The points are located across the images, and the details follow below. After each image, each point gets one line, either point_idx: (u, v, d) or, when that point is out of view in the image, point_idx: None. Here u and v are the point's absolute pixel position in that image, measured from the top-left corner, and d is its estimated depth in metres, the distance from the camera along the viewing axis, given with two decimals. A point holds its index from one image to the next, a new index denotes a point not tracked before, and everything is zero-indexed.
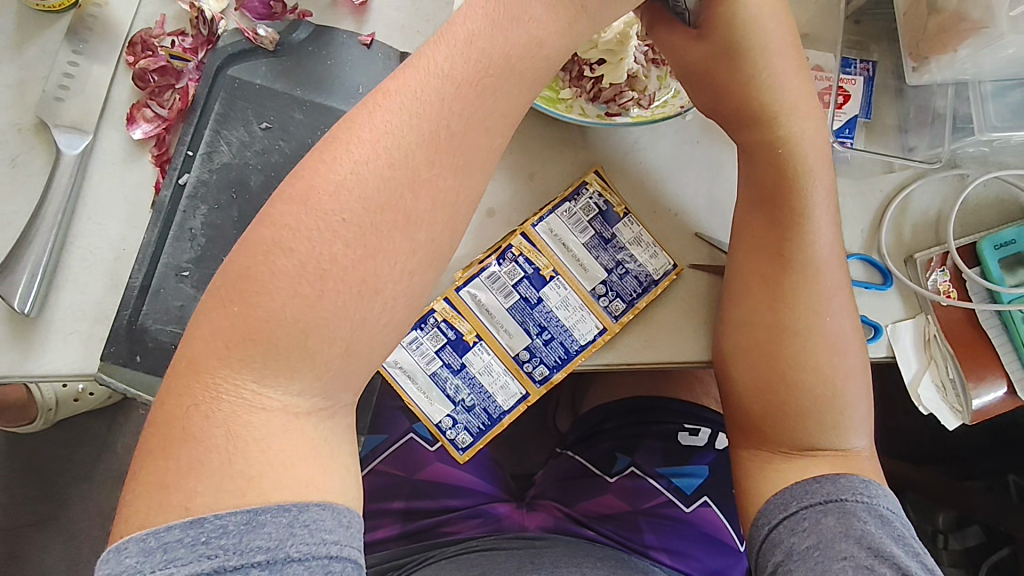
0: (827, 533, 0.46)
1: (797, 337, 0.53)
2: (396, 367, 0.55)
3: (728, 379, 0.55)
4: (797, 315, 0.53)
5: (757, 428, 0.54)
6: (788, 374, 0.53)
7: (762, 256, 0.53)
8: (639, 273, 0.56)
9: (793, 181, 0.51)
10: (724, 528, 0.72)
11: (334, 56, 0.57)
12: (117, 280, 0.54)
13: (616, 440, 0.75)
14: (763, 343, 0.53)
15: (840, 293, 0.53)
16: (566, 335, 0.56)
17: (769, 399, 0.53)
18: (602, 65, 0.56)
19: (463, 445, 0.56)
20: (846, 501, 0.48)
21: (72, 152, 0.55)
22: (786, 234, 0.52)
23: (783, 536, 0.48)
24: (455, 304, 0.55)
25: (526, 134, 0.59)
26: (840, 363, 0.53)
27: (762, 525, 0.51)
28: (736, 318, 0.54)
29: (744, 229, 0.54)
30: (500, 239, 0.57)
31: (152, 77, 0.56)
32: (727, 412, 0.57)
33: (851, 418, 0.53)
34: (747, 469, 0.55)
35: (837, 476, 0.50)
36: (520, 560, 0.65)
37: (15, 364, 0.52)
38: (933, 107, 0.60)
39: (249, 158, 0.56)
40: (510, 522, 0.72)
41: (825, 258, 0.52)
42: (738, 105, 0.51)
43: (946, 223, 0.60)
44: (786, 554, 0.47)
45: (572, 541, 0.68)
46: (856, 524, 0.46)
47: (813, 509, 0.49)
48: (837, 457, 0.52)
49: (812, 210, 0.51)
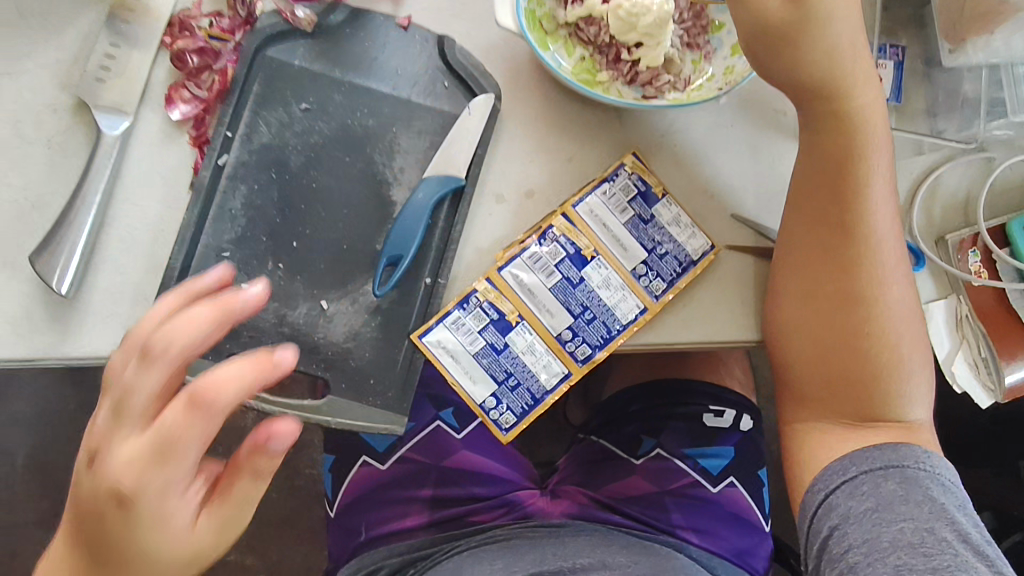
0: (888, 496, 0.51)
1: (862, 312, 0.53)
2: (439, 346, 0.54)
3: (786, 354, 0.55)
4: (864, 290, 0.53)
5: (816, 400, 0.56)
6: (855, 347, 0.54)
7: (821, 229, 0.53)
8: (677, 253, 0.57)
9: (859, 155, 0.52)
10: (750, 508, 0.78)
11: (372, 39, 0.57)
12: (157, 261, 0.54)
13: (642, 423, 0.80)
14: (827, 318, 0.54)
15: (900, 266, 0.54)
16: (608, 315, 0.56)
17: (834, 372, 0.54)
18: (640, 48, 0.57)
19: (507, 425, 0.55)
20: (909, 468, 0.52)
21: (113, 133, 0.54)
22: (855, 208, 0.52)
23: (840, 500, 0.53)
24: (497, 284, 0.55)
25: (561, 115, 0.59)
26: (903, 335, 0.54)
27: (818, 489, 0.54)
28: (794, 292, 0.54)
29: (804, 201, 0.53)
30: (540, 219, 0.57)
31: (190, 58, 0.55)
32: (782, 386, 0.58)
33: (910, 390, 0.55)
34: (803, 442, 0.57)
35: (900, 445, 0.53)
36: (543, 553, 0.70)
37: (54, 344, 0.53)
38: (962, 92, 0.61)
39: (290, 139, 0.55)
40: (535, 509, 0.78)
41: (889, 231, 0.53)
42: (805, 76, 0.50)
43: (975, 204, 0.61)
44: (844, 516, 0.52)
45: (593, 531, 0.73)
46: (918, 490, 0.51)
47: (872, 474, 0.52)
48: (900, 428, 0.55)
49: (873, 183, 0.52)
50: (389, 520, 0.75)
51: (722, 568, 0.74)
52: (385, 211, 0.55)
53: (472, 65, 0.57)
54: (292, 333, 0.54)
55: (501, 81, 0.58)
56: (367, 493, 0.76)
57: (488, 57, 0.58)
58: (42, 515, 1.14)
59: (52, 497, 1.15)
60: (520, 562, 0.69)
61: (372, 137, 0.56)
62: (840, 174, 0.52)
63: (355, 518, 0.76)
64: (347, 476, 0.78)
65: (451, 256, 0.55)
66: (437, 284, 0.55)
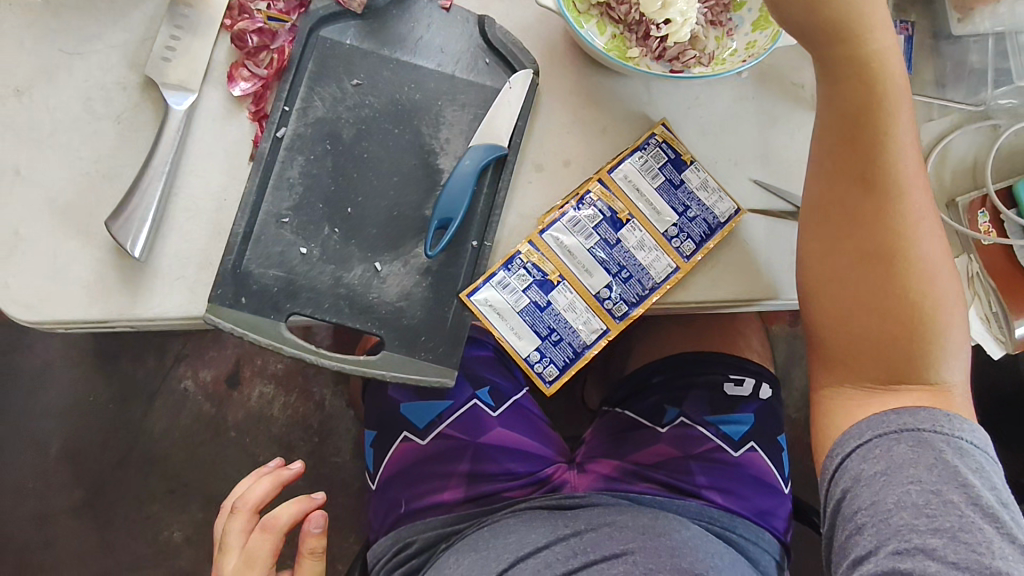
0: (898, 460, 0.53)
1: (890, 270, 0.55)
2: (487, 305, 0.58)
3: (811, 311, 0.58)
4: (891, 247, 0.54)
5: (842, 361, 0.58)
6: (885, 305, 0.55)
7: (844, 184, 0.55)
8: (706, 216, 0.61)
9: (880, 111, 0.53)
10: (770, 471, 0.80)
11: (417, 19, 0.61)
12: (221, 228, 0.58)
13: (665, 393, 0.84)
14: (854, 276, 0.56)
15: (931, 223, 0.55)
16: (643, 273, 0.60)
17: (859, 328, 0.56)
18: (667, 26, 0.60)
19: (550, 378, 0.59)
20: (924, 432, 0.53)
21: (180, 108, 0.58)
22: (876, 163, 0.53)
23: (853, 462, 0.55)
24: (539, 246, 0.59)
25: (594, 89, 0.63)
26: (933, 295, 0.55)
27: (835, 453, 0.57)
28: (816, 248, 0.57)
29: (827, 155, 0.55)
30: (578, 186, 0.61)
31: (250, 38, 0.59)
32: (812, 345, 0.60)
33: (947, 351, 0.55)
34: (829, 403, 0.59)
35: (918, 408, 0.54)
36: (555, 523, 0.73)
37: (126, 307, 0.56)
38: (969, 63, 0.65)
39: (343, 113, 0.59)
40: (564, 484, 0.81)
41: (915, 188, 0.54)
42: (820, 17, 0.50)
43: (983, 167, 0.65)
44: (855, 479, 0.54)
45: (613, 502, 0.76)
46: (930, 453, 0.52)
47: (885, 437, 0.54)
48: (928, 393, 0.55)
49: (897, 137, 0.53)
50: (427, 494, 0.78)
51: (745, 526, 0.77)
52: (434, 178, 0.59)
53: (511, 43, 0.61)
54: (349, 294, 0.58)
55: (538, 57, 0.62)
56: (407, 467, 0.79)
57: (525, 35, 0.62)
58: (72, 503, 1.16)
59: (81, 486, 1.17)
60: (531, 535, 0.71)
61: (419, 109, 0.60)
62: (858, 134, 0.54)
63: (397, 491, 0.79)
64: (389, 450, 0.80)
65: (495, 221, 0.59)
66: (483, 247, 0.59)
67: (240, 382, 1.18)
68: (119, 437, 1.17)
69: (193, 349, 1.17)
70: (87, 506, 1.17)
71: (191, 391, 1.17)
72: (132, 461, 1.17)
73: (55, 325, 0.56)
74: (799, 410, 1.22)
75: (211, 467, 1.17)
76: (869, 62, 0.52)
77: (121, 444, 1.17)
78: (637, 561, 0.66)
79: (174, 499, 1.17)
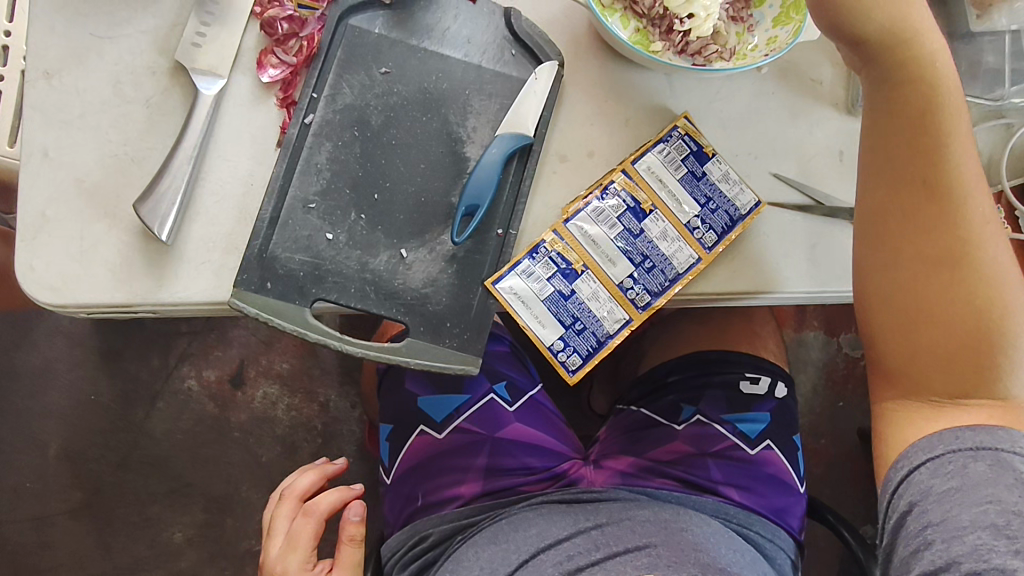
0: (974, 477, 0.52)
1: (953, 283, 0.54)
2: (512, 293, 0.59)
3: (870, 323, 0.57)
4: (955, 258, 0.53)
5: (900, 376, 0.57)
6: (950, 318, 0.54)
7: (900, 192, 0.54)
8: (728, 209, 0.61)
9: (936, 116, 0.53)
10: (787, 469, 0.81)
11: (443, 8, 0.61)
12: (246, 213, 0.58)
13: (680, 393, 0.84)
14: (918, 290, 0.54)
15: (992, 232, 0.54)
16: (666, 264, 0.60)
17: (917, 341, 0.55)
18: (691, 20, 0.60)
19: (573, 367, 0.59)
20: (1002, 450, 0.52)
21: (209, 93, 0.58)
22: (934, 170, 0.53)
23: (924, 477, 0.54)
24: (563, 235, 0.60)
25: (617, 81, 0.63)
26: (999, 304, 0.53)
27: (901, 466, 0.56)
28: (873, 260, 0.56)
29: (881, 164, 0.55)
30: (602, 176, 0.62)
31: (280, 25, 0.59)
32: (873, 360, 0.59)
33: (1016, 363, 0.53)
34: (890, 419, 0.58)
35: (993, 427, 0.53)
36: (577, 517, 0.73)
37: (150, 290, 0.56)
38: (984, 63, 0.66)
39: (371, 100, 0.60)
40: (583, 480, 0.81)
41: (976, 198, 0.53)
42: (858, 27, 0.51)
43: (997, 165, 0.67)
44: (924, 493, 0.54)
45: (634, 499, 0.76)
46: (1009, 473, 0.51)
47: (959, 454, 0.53)
48: (998, 408, 0.54)
49: (954, 143, 0.53)
50: (444, 488, 0.78)
51: (762, 524, 0.77)
52: (460, 166, 0.60)
53: (537, 35, 0.61)
54: (374, 280, 0.58)
55: (563, 49, 0.63)
56: (424, 461, 0.79)
57: (550, 28, 0.63)
58: (72, 505, 1.15)
59: (80, 485, 1.15)
60: (553, 528, 0.71)
61: (447, 99, 0.60)
62: (917, 140, 0.53)
63: (412, 486, 0.79)
64: (405, 445, 0.80)
65: (521, 209, 0.60)
66: (509, 235, 0.60)
67: (244, 381, 1.17)
68: (120, 435, 1.15)
69: (198, 349, 1.16)
70: (85, 506, 1.15)
71: (196, 390, 1.16)
72: (134, 460, 1.15)
73: (78, 308, 0.56)
74: (804, 417, 1.22)
75: (214, 466, 1.16)
76: (914, 68, 0.52)
77: (122, 443, 1.15)
78: (660, 553, 0.65)
79: (177, 501, 1.16)
